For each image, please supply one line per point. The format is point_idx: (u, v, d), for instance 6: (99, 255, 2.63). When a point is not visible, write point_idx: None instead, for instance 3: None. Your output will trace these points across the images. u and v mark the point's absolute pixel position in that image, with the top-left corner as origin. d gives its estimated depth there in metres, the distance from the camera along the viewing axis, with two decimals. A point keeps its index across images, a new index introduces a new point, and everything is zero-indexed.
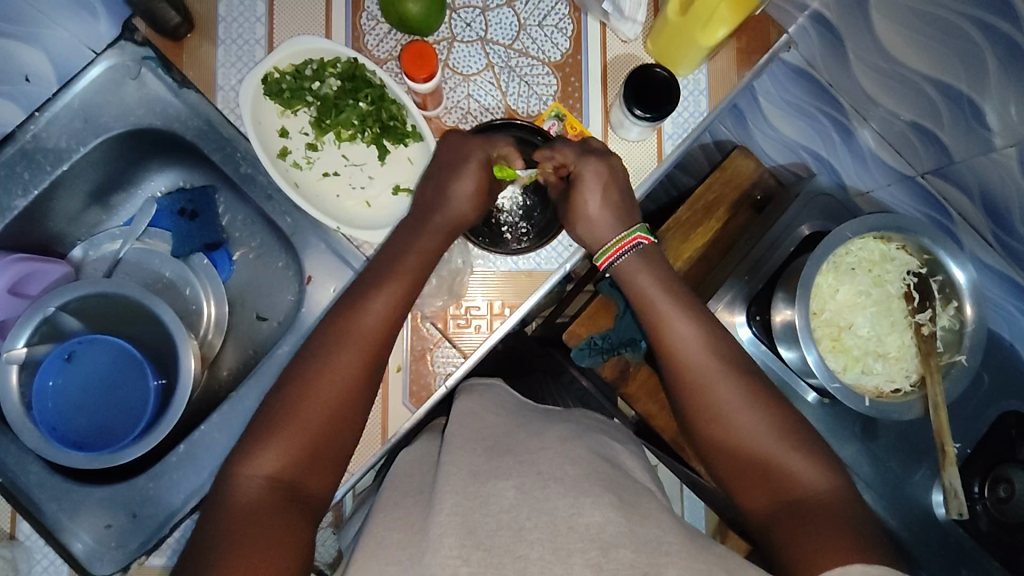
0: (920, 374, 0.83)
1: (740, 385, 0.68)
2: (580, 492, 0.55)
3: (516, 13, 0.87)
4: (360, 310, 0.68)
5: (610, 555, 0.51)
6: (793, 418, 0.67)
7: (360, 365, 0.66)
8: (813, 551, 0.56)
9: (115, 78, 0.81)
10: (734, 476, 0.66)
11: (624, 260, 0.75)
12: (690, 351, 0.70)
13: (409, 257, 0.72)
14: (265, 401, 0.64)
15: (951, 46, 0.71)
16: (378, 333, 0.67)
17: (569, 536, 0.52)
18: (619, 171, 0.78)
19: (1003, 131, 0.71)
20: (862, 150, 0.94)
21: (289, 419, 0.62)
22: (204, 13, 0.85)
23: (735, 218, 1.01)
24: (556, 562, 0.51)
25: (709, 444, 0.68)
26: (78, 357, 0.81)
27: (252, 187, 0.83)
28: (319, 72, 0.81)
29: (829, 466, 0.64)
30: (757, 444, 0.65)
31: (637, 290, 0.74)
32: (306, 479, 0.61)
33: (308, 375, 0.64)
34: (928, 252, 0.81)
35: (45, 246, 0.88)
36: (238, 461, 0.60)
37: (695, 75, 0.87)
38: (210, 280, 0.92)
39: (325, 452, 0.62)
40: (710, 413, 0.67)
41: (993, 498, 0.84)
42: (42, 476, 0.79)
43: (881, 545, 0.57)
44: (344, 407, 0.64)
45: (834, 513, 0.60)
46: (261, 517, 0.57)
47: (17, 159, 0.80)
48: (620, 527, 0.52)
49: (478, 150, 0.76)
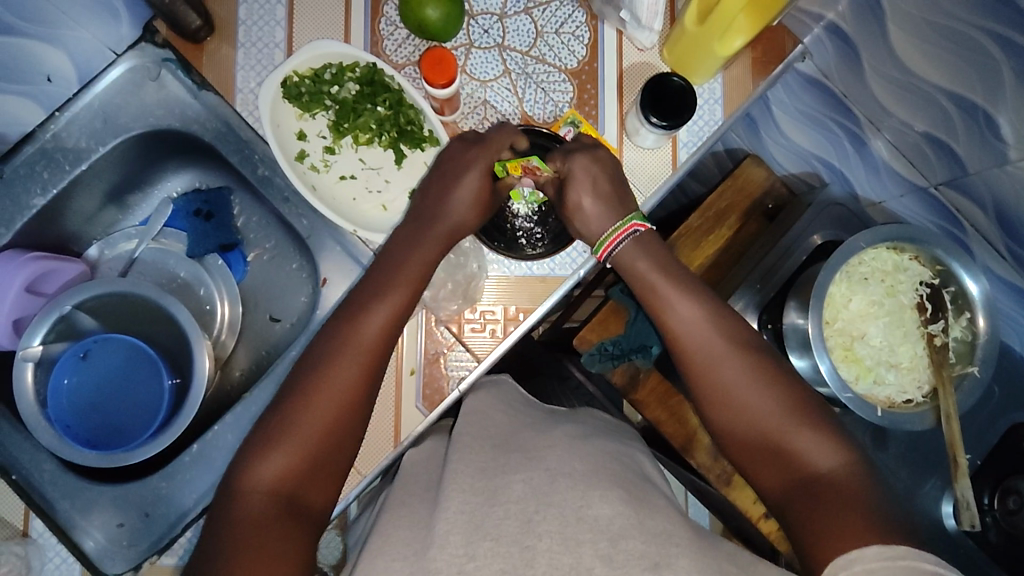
0: (932, 385, 0.83)
1: (750, 368, 0.68)
2: (589, 486, 0.56)
3: (534, 21, 0.88)
4: (361, 319, 0.67)
5: (620, 546, 0.51)
6: (804, 396, 0.66)
7: (359, 373, 0.64)
8: (830, 532, 0.56)
9: (135, 79, 0.82)
10: (749, 457, 0.66)
11: (622, 248, 0.75)
12: (693, 337, 0.70)
13: (413, 261, 0.72)
14: (268, 413, 0.64)
15: (967, 57, 0.71)
16: (378, 343, 0.66)
17: (579, 527, 0.52)
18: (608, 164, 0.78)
19: (1017, 142, 0.72)
20: (874, 159, 0.95)
21: (287, 434, 0.61)
22: (225, 16, 0.86)
23: (748, 226, 1.01)
24: (565, 552, 0.50)
25: (721, 427, 0.68)
26: (93, 355, 0.82)
27: (269, 189, 0.84)
28: (338, 77, 0.81)
29: (843, 441, 0.63)
30: (770, 424, 0.65)
31: (640, 277, 0.74)
32: (306, 492, 0.60)
33: (307, 382, 0.64)
34: (940, 263, 0.81)
35: (61, 245, 0.88)
36: (238, 476, 0.60)
37: (711, 84, 0.88)
38: (223, 280, 0.93)
39: (324, 462, 0.62)
40: (721, 396, 0.68)
41: (1003, 510, 0.84)
42: (56, 474, 0.79)
43: (899, 525, 0.55)
44: (341, 419, 0.63)
45: (850, 492, 0.59)
46: (264, 527, 0.56)
47: (36, 158, 0.81)
48: (629, 520, 0.53)
49: (482, 156, 0.76)
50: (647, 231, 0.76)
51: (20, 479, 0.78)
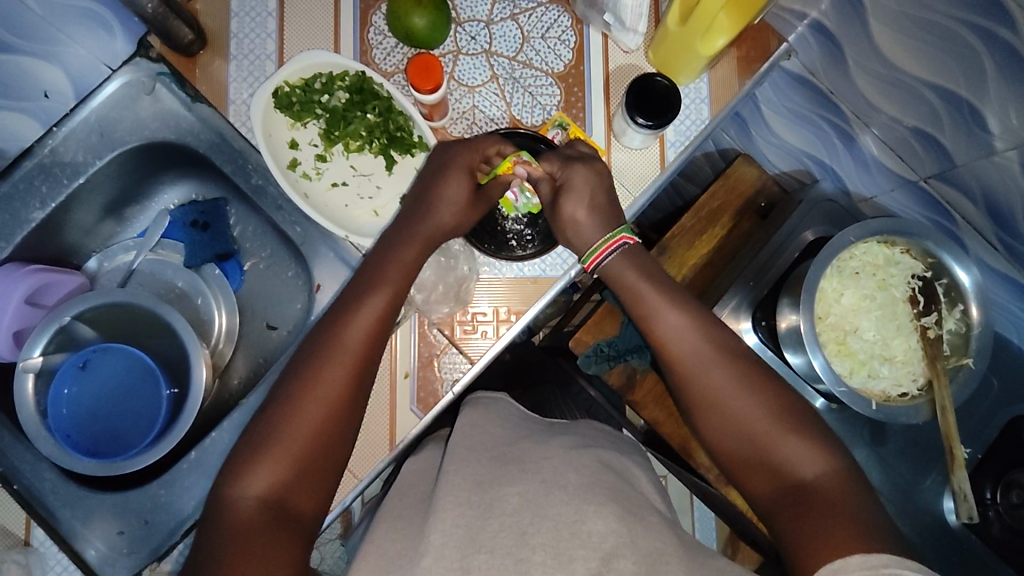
0: (927, 378, 0.82)
1: (735, 370, 0.68)
2: (584, 499, 0.56)
3: (520, 26, 0.89)
4: (344, 324, 0.67)
5: (611, 564, 0.51)
6: (793, 401, 0.67)
7: (344, 379, 0.65)
8: (821, 541, 0.56)
9: (130, 94, 0.83)
10: (735, 461, 0.66)
11: (611, 259, 0.75)
12: (684, 342, 0.70)
13: (391, 263, 0.72)
14: (257, 416, 0.65)
15: (949, 51, 0.72)
16: (362, 347, 0.67)
17: (572, 542, 0.53)
18: (606, 177, 0.79)
19: (1002, 134, 0.73)
20: (863, 156, 0.94)
21: (275, 442, 0.62)
22: (217, 30, 0.87)
23: (739, 226, 1.02)
24: (558, 566, 0.51)
25: (710, 433, 0.68)
26: (92, 365, 0.84)
27: (263, 198, 0.85)
28: (328, 85, 0.83)
29: (832, 449, 0.63)
30: (758, 429, 0.65)
31: (628, 287, 0.74)
32: (294, 495, 0.61)
33: (293, 387, 0.64)
34: (932, 256, 0.81)
35: (61, 257, 0.89)
36: (227, 484, 0.61)
37: (696, 83, 0.89)
38: (221, 289, 0.94)
39: (312, 471, 0.62)
40: (711, 401, 0.67)
41: (1006, 504, 0.83)
42: (57, 484, 0.81)
43: (889, 535, 0.56)
44: (328, 411, 0.64)
45: (839, 502, 0.59)
46: (251, 535, 0.57)
47: (35, 173, 0.82)
48: (622, 538, 0.53)
49: (462, 155, 0.77)
50: (636, 244, 0.76)
51: (21, 489, 0.79)
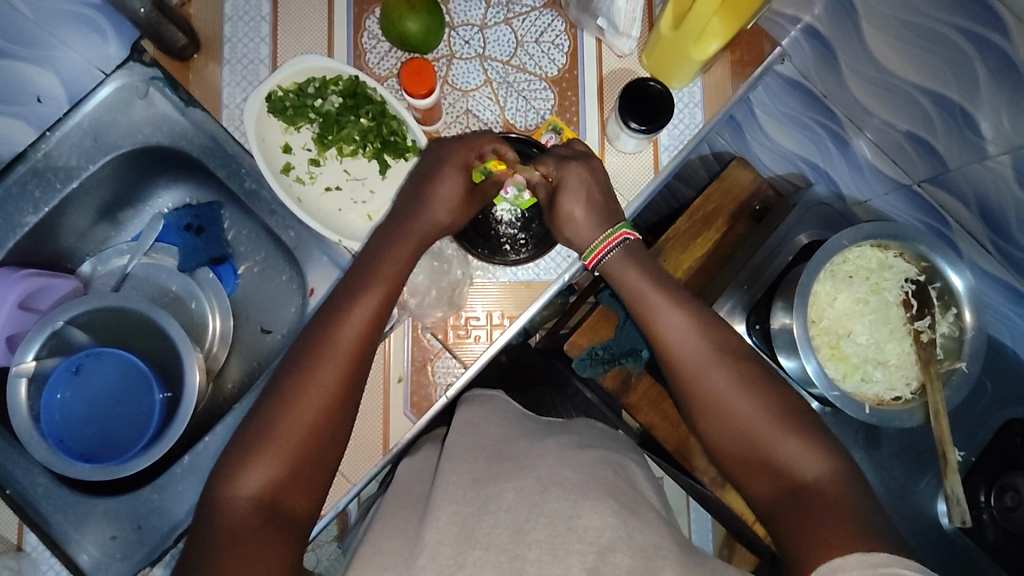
0: (920, 381, 0.83)
1: (732, 370, 0.68)
2: (579, 495, 0.56)
3: (514, 31, 0.89)
4: (338, 324, 0.67)
5: (608, 558, 0.51)
6: (791, 401, 0.67)
7: (338, 381, 0.65)
8: (820, 540, 0.56)
9: (124, 97, 0.84)
10: (735, 461, 0.66)
11: (611, 258, 0.76)
12: (681, 342, 0.70)
13: (386, 264, 0.72)
14: (249, 418, 0.64)
15: (940, 54, 0.72)
16: (355, 346, 0.67)
17: (569, 536, 0.53)
18: (600, 174, 0.79)
19: (995, 138, 0.73)
20: (858, 159, 0.94)
21: (268, 443, 0.62)
22: (211, 34, 0.87)
23: (735, 228, 1.02)
24: (554, 562, 0.51)
25: (709, 434, 0.68)
26: (86, 369, 0.84)
27: (257, 202, 0.86)
28: (321, 90, 0.83)
29: (830, 448, 0.63)
30: (756, 428, 0.65)
31: (628, 286, 0.74)
32: (289, 497, 0.61)
33: (286, 388, 0.64)
34: (925, 260, 0.81)
35: (55, 261, 0.89)
36: (221, 484, 0.61)
37: (690, 88, 0.89)
38: (215, 293, 0.93)
39: (305, 471, 0.62)
40: (709, 401, 0.68)
41: (999, 507, 0.83)
42: (49, 488, 0.81)
43: (887, 534, 0.56)
44: (322, 411, 0.64)
45: (837, 502, 0.59)
46: (246, 537, 0.57)
47: (28, 177, 0.82)
48: (618, 532, 0.53)
49: (455, 151, 0.77)
50: (636, 239, 0.77)
51: (15, 494, 0.79)
